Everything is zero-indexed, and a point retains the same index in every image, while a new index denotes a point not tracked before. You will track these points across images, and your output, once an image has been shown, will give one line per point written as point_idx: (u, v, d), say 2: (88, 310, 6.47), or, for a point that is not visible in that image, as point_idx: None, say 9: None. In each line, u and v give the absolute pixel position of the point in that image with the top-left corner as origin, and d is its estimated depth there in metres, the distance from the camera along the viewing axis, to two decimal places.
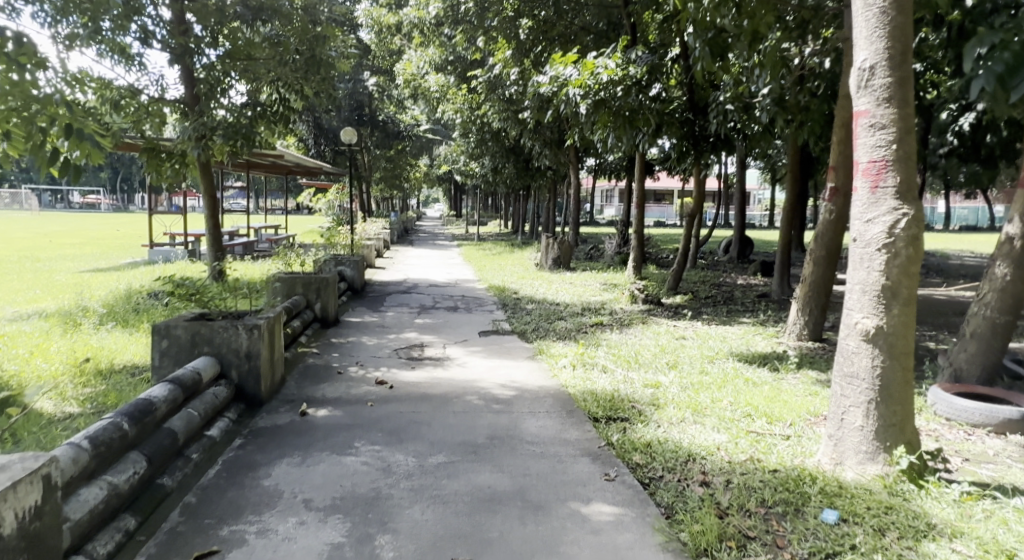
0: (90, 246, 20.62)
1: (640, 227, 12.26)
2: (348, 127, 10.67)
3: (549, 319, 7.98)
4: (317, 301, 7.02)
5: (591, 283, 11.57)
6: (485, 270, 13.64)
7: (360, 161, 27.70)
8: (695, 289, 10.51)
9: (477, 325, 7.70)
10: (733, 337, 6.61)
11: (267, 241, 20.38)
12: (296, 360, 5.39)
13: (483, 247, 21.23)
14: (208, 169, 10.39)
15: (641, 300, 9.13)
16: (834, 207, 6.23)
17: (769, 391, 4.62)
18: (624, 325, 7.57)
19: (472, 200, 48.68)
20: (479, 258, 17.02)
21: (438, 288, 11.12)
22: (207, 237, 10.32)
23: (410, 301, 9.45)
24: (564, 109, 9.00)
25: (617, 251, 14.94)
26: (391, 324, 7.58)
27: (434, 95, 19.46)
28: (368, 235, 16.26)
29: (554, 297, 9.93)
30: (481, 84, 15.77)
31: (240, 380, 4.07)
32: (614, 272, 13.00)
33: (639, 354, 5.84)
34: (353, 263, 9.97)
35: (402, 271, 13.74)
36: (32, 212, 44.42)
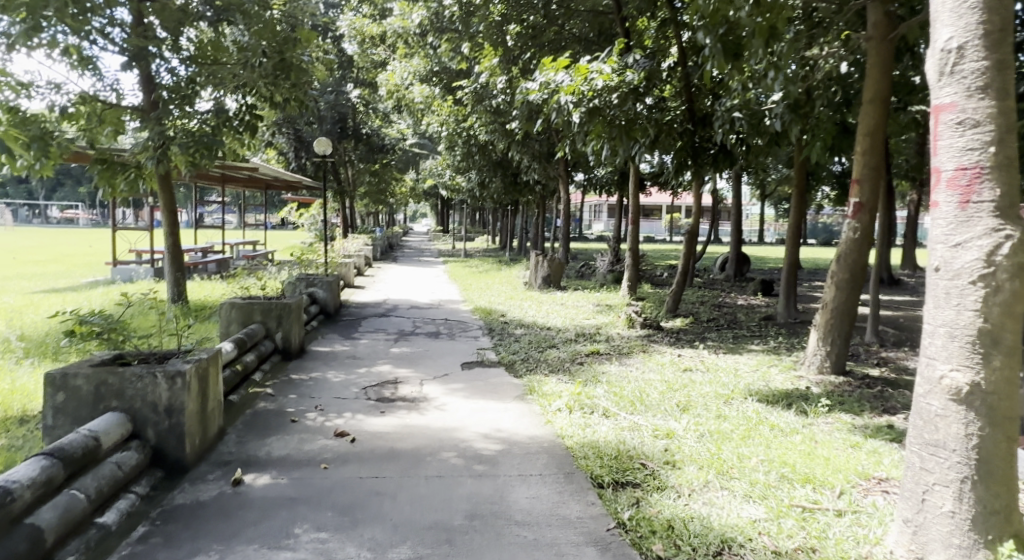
0: (57, 264, 19.70)
1: (634, 245, 11.58)
2: (322, 138, 9.94)
3: (540, 348, 7.23)
4: (277, 330, 6.29)
5: (584, 304, 10.85)
6: (471, 290, 12.89)
7: (344, 176, 26.96)
8: (696, 311, 9.82)
9: (459, 354, 6.93)
10: (746, 370, 5.89)
11: (243, 257, 19.53)
12: (245, 405, 4.61)
13: (469, 264, 20.49)
14: (169, 182, 9.60)
15: (639, 325, 8.42)
16: (859, 224, 5.52)
17: (803, 444, 3.89)
18: (623, 354, 6.84)
19: (460, 215, 48.00)
20: (465, 276, 16.27)
21: (419, 310, 10.34)
22: (165, 256, 9.50)
23: (388, 326, 8.67)
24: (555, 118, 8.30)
25: (610, 269, 14.26)
26: (364, 354, 6.80)
27: (418, 106, 18.81)
28: (348, 252, 15.49)
29: (545, 320, 9.20)
30: (467, 95, 15.12)
31: (159, 442, 3.29)
32: (607, 292, 12.31)
33: (644, 393, 5.09)
34: (326, 285, 9.19)
35: (382, 290, 12.96)
36: (5, 228, 43.17)
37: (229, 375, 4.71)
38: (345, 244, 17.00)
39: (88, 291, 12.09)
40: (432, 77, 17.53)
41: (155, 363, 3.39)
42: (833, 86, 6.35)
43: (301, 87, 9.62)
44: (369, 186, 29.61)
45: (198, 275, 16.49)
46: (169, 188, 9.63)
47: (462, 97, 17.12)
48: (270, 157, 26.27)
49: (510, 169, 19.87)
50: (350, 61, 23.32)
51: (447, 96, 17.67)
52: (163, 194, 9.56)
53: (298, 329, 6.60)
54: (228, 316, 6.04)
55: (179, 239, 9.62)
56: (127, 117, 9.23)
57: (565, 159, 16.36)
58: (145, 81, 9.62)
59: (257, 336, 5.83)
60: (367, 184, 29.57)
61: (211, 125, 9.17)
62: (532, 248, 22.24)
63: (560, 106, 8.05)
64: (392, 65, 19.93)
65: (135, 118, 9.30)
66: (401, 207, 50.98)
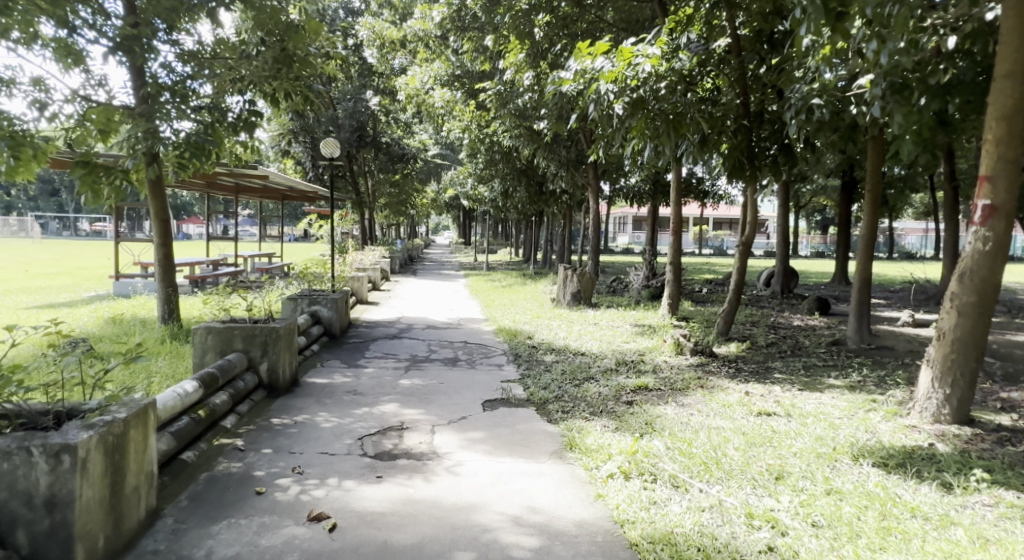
0: (68, 277, 19.10)
1: (676, 259, 10.41)
2: (330, 139, 8.97)
3: (575, 382, 6.08)
4: (262, 360, 5.24)
5: (620, 326, 9.67)
6: (494, 307, 11.84)
7: (363, 186, 26.25)
8: (751, 335, 8.58)
9: (479, 388, 5.81)
10: (841, 417, 4.69)
11: (256, 270, 18.76)
12: (202, 468, 3.56)
13: (492, 278, 19.48)
14: (161, 188, 8.72)
15: (688, 351, 7.26)
16: (991, 232, 4.33)
17: (976, 549, 2.68)
18: (676, 391, 5.66)
19: (482, 227, 47.18)
20: (487, 291, 15.18)
21: (437, 330, 9.30)
22: (155, 271, 8.63)
23: (399, 351, 7.59)
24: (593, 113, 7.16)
25: (645, 284, 13.13)
26: (366, 389, 5.72)
27: (439, 112, 17.88)
28: (363, 265, 14.59)
29: (580, 345, 8.05)
30: (491, 97, 14.17)
31: (31, 553, 2.22)
32: (644, 310, 11.17)
33: (719, 449, 3.93)
34: (331, 303, 8.17)
35: (398, 307, 11.96)
36: (30, 240, 43.37)
37: (184, 424, 3.69)
38: (361, 258, 16.05)
39: (85, 307, 11.31)
40: (454, 81, 16.59)
41: (39, 431, 2.37)
42: (943, 62, 5.12)
43: (307, 84, 8.67)
44: (389, 197, 28.82)
45: (208, 288, 15.69)
46: (160, 194, 8.72)
47: (485, 102, 16.15)
48: (287, 167, 25.59)
49: (535, 177, 18.82)
50: (370, 68, 22.59)
51: (469, 101, 16.70)
52: (154, 200, 8.64)
53: (290, 357, 5.56)
54: (203, 343, 5.04)
55: (171, 251, 8.73)
56: (120, 118, 8.21)
57: (595, 165, 15.27)
58: (133, 75, 8.66)
59: (235, 370, 4.81)
60: (387, 195, 28.83)
61: (207, 124, 8.24)
62: (558, 261, 21.16)
63: (598, 97, 6.90)
64: (411, 70, 19.07)
65: (126, 118, 8.25)
66: (422, 219, 50.24)
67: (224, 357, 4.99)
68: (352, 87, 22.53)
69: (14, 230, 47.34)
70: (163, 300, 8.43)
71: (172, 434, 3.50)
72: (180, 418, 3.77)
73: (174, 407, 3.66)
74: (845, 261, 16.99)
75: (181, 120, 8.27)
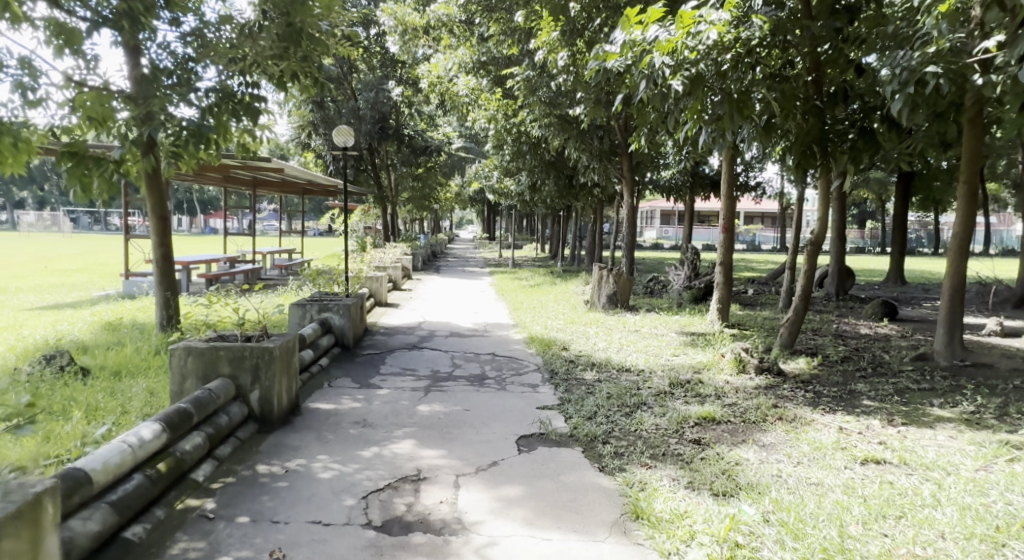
0: (86, 273, 18.67)
1: (726, 259, 9.35)
2: (342, 126, 8.11)
3: (625, 411, 5.11)
4: (253, 388, 4.37)
5: (666, 335, 8.65)
6: (523, 310, 10.91)
7: (386, 180, 25.51)
8: (818, 347, 7.51)
9: (511, 418, 4.87)
10: (980, 471, 3.64)
11: (275, 267, 18.14)
12: (150, 552, 2.69)
13: (519, 276, 18.56)
14: (157, 180, 7.89)
15: (751, 369, 6.26)
16: None
17: None
18: (751, 425, 4.66)
19: (507, 221, 46.39)
20: (514, 290, 14.28)
21: (461, 339, 8.41)
22: (153, 273, 7.87)
23: (419, 366, 6.70)
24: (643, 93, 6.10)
25: (686, 285, 12.09)
26: (377, 420, 4.82)
27: (463, 101, 16.97)
28: (383, 264, 13.78)
29: (623, 360, 7.04)
30: (519, 83, 13.24)
31: None
32: (689, 315, 10.15)
33: (837, 526, 2.93)
34: (343, 310, 7.33)
35: (419, 309, 11.10)
36: (60, 235, 43.82)
37: (133, 488, 2.85)
38: (381, 255, 15.25)
39: (89, 309, 10.65)
40: (480, 68, 15.73)
41: None
42: None
43: (316, 66, 7.83)
44: (412, 191, 28.04)
45: (222, 287, 15.04)
46: (158, 187, 7.93)
47: (513, 89, 15.19)
48: (308, 161, 24.93)
49: (565, 169, 17.80)
50: (393, 57, 21.82)
51: (496, 89, 15.75)
52: (151, 193, 7.83)
53: (288, 382, 4.68)
54: (182, 365, 4.22)
55: (170, 251, 7.96)
56: (115, 104, 7.41)
57: (629, 155, 14.23)
58: (130, 57, 7.89)
59: (216, 402, 3.94)
60: (410, 189, 28.11)
61: (209, 110, 7.48)
62: (589, 258, 20.16)
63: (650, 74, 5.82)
64: (435, 58, 18.20)
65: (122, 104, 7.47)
66: (446, 213, 49.51)
67: (205, 385, 4.13)
68: (373, 77, 21.74)
69: (47, 226, 48.09)
70: (161, 305, 7.68)
71: (110, 510, 2.64)
72: (131, 476, 2.95)
73: (120, 467, 2.84)
74: (901, 259, 15.69)
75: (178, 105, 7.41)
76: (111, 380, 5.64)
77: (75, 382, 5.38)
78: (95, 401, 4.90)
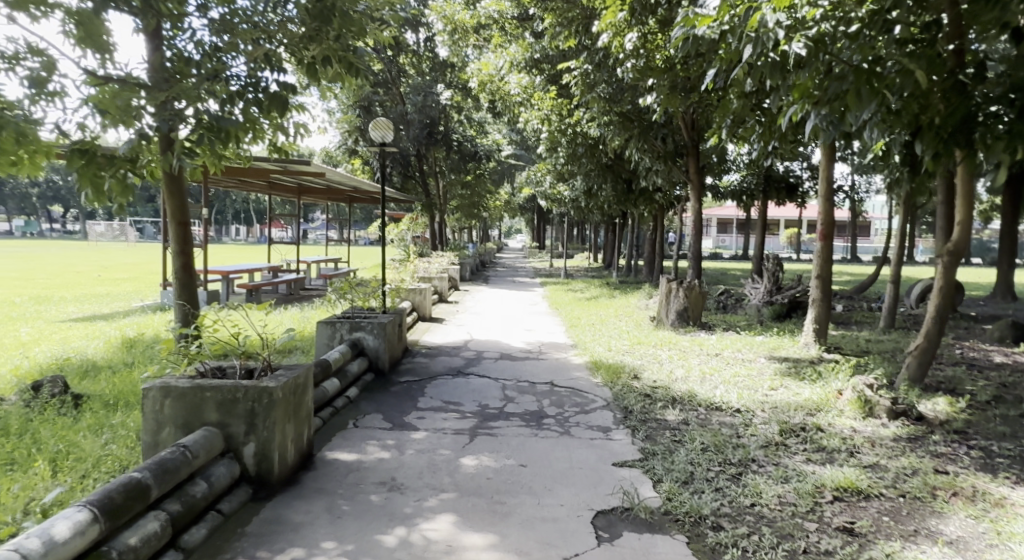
0: (133, 282, 18.45)
1: (824, 272, 7.98)
2: (380, 120, 7.17)
3: (731, 473, 3.89)
4: (247, 440, 3.34)
5: (756, 363, 7.31)
6: (582, 328, 9.77)
7: (434, 187, 24.78)
8: (955, 382, 6.08)
9: (582, 482, 3.73)
10: None
11: (319, 277, 17.50)
12: None
13: (573, 287, 17.38)
14: (180, 179, 7.03)
15: (883, 414, 4.95)
16: None
17: None
18: (920, 504, 3.39)
19: (557, 230, 45.32)
20: (569, 303, 13.08)
21: (514, 362, 7.32)
22: (173, 283, 7.07)
23: (464, 399, 5.63)
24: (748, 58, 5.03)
25: (767, 300, 10.71)
26: (408, 479, 3.74)
27: (514, 102, 16.00)
28: (429, 275, 12.88)
29: (711, 396, 5.80)
30: (576, 80, 12.43)
31: None
32: (775, 336, 8.79)
33: None
34: (378, 328, 6.36)
35: (465, 325, 10.07)
36: (122, 244, 44.95)
37: None
38: (427, 265, 14.37)
39: (118, 321, 10.02)
40: (534, 66, 15.06)
41: None
42: None
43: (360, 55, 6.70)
44: (460, 199, 27.24)
45: (263, 298, 14.40)
46: (179, 190, 6.98)
47: (569, 86, 14.13)
48: (356, 168, 24.42)
49: (623, 173, 16.54)
50: (444, 60, 21.11)
51: (551, 87, 14.79)
52: (169, 197, 6.92)
53: (296, 428, 3.65)
54: (158, 412, 3.25)
55: (191, 260, 7.13)
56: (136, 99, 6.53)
57: (696, 154, 13.01)
58: (151, 44, 7.03)
59: (192, 465, 2.94)
60: (458, 196, 27.32)
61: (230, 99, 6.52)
62: (649, 269, 18.82)
63: (759, 37, 4.66)
64: (485, 57, 17.39)
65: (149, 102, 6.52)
66: (495, 222, 48.62)
67: (183, 438, 3.14)
68: (423, 80, 20.99)
69: (110, 235, 49.51)
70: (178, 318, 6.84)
71: None
72: None
73: None
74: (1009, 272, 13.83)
75: (206, 103, 6.49)
76: (101, 413, 4.74)
77: (53, 417, 4.51)
78: (70, 442, 3.99)
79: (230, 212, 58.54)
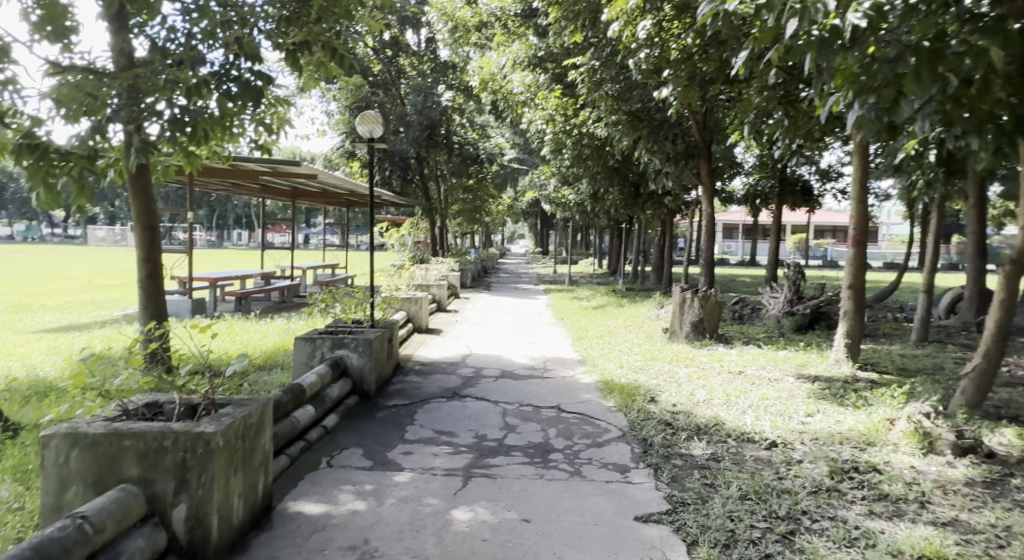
0: (122, 289, 17.80)
1: (857, 281, 7.28)
2: (369, 113, 6.50)
3: (782, 534, 3.18)
4: (178, 501, 2.62)
5: (785, 383, 6.59)
6: (590, 341, 9.09)
7: (435, 190, 24.16)
8: (1017, 409, 5.36)
9: (602, 547, 3.01)
10: None
11: (315, 284, 16.86)
12: None
13: (577, 295, 16.71)
14: (148, 177, 6.35)
15: (947, 452, 4.24)
16: None
17: None
18: None
19: (562, 234, 44.63)
20: (575, 313, 12.37)
21: (517, 381, 6.63)
22: (138, 296, 6.38)
23: (459, 428, 4.93)
24: (792, 38, 4.33)
25: (787, 311, 10.02)
26: (385, 541, 3.03)
27: (517, 101, 15.37)
28: (427, 284, 12.24)
29: (741, 424, 5.10)
30: (582, 76, 12.06)
31: None
32: (800, 351, 8.10)
33: None
34: (363, 346, 5.69)
35: (464, 337, 9.39)
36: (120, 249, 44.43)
37: None
38: (425, 272, 13.72)
39: (93, 332, 9.37)
40: (537, 64, 14.35)
41: None
42: None
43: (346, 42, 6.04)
44: (462, 203, 26.63)
45: (254, 306, 13.75)
46: (145, 190, 6.31)
47: (574, 84, 13.49)
48: (354, 171, 23.82)
49: (631, 175, 15.85)
50: (444, 59, 20.53)
51: (556, 85, 14.17)
52: (136, 198, 6.25)
53: (245, 479, 2.95)
54: (62, 466, 2.55)
55: (159, 269, 6.45)
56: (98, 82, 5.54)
57: (709, 156, 12.36)
58: (114, 28, 6.24)
59: (92, 542, 2.23)
60: (460, 200, 26.70)
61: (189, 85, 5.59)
62: (657, 276, 18.15)
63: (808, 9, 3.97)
64: (487, 54, 16.82)
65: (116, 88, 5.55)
66: (498, 226, 48.03)
67: (90, 503, 2.43)
68: (423, 81, 20.42)
69: (109, 239, 48.98)
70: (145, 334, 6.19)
71: None
72: None
73: None
74: None
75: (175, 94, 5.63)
76: (30, 448, 4.04)
77: None
78: None
79: (232, 216, 58.07)
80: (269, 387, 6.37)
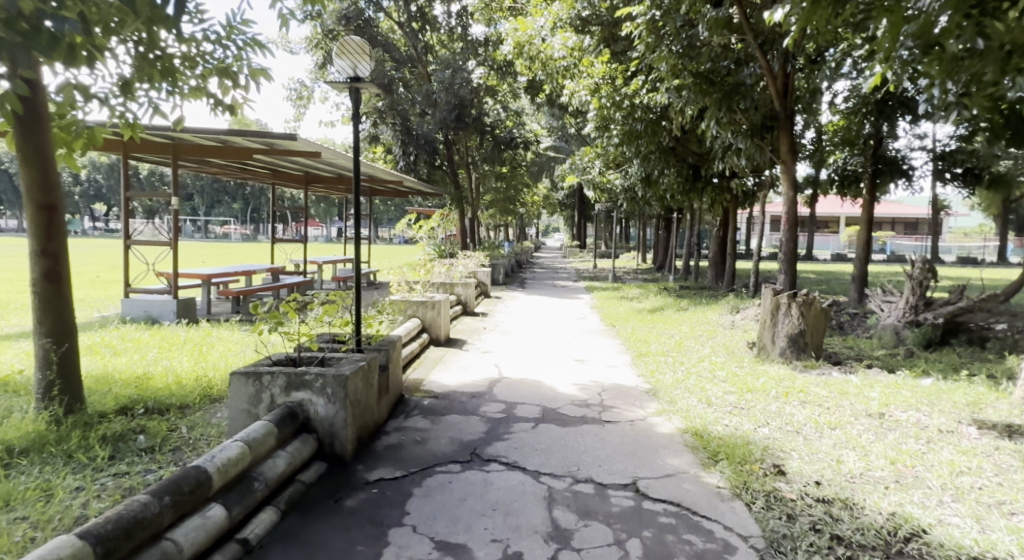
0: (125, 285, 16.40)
1: None
2: (351, 41, 4.55)
3: None
4: None
5: (967, 439, 4.37)
6: (653, 360, 6.97)
7: (466, 178, 22.26)
8: None
9: None
10: None
11: (331, 282, 15.16)
12: None
13: (623, 294, 14.61)
14: (47, 133, 4.52)
15: None
16: None
17: None
18: None
19: (601, 227, 42.19)
20: (627, 317, 10.28)
21: (563, 428, 4.58)
22: (33, 303, 4.57)
23: (476, 539, 2.91)
24: None
25: (908, 321, 7.74)
26: None
27: (558, 71, 13.35)
28: (449, 284, 10.28)
29: (960, 536, 2.95)
30: (637, 32, 10.06)
31: None
32: (953, 380, 5.86)
33: None
34: (334, 387, 3.70)
35: (491, 351, 7.37)
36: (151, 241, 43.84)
37: None
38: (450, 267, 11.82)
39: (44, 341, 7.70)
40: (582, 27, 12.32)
41: None
42: None
43: None
44: (494, 192, 24.56)
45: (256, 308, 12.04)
46: (38, 154, 4.47)
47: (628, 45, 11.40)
48: (379, 158, 22.06)
49: (689, 156, 13.58)
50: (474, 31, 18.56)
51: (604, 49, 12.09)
52: (25, 165, 4.43)
53: None
54: None
55: (60, 266, 4.60)
56: None
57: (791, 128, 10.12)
58: None
59: None
60: (492, 190, 24.76)
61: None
62: (714, 273, 15.88)
63: None
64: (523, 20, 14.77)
65: None
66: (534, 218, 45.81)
67: None
68: (451, 56, 18.48)
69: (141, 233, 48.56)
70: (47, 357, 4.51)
71: None
72: None
73: None
74: None
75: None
76: None
77: None
78: None
79: (264, 213, 57.33)
80: (214, 434, 4.47)
